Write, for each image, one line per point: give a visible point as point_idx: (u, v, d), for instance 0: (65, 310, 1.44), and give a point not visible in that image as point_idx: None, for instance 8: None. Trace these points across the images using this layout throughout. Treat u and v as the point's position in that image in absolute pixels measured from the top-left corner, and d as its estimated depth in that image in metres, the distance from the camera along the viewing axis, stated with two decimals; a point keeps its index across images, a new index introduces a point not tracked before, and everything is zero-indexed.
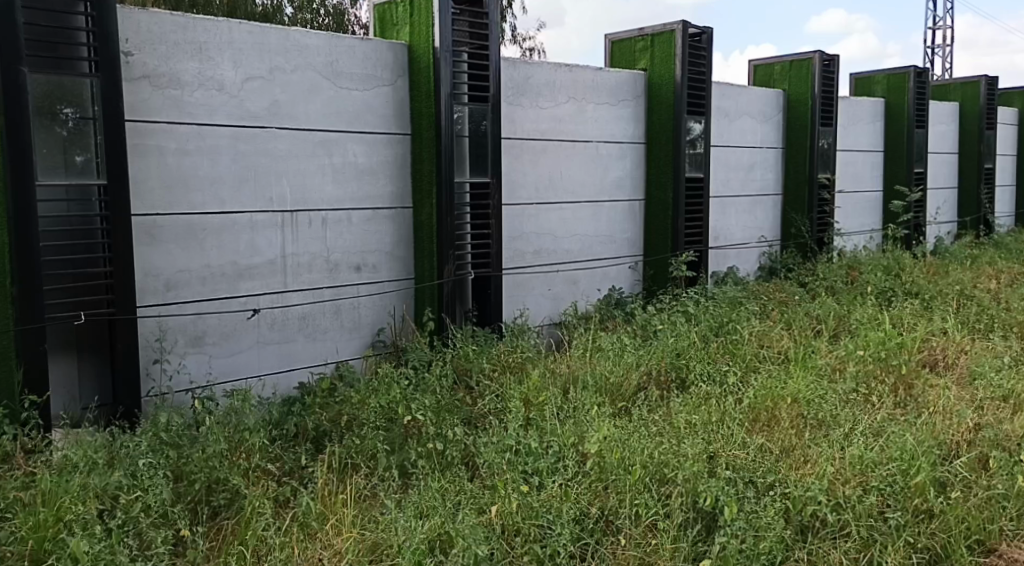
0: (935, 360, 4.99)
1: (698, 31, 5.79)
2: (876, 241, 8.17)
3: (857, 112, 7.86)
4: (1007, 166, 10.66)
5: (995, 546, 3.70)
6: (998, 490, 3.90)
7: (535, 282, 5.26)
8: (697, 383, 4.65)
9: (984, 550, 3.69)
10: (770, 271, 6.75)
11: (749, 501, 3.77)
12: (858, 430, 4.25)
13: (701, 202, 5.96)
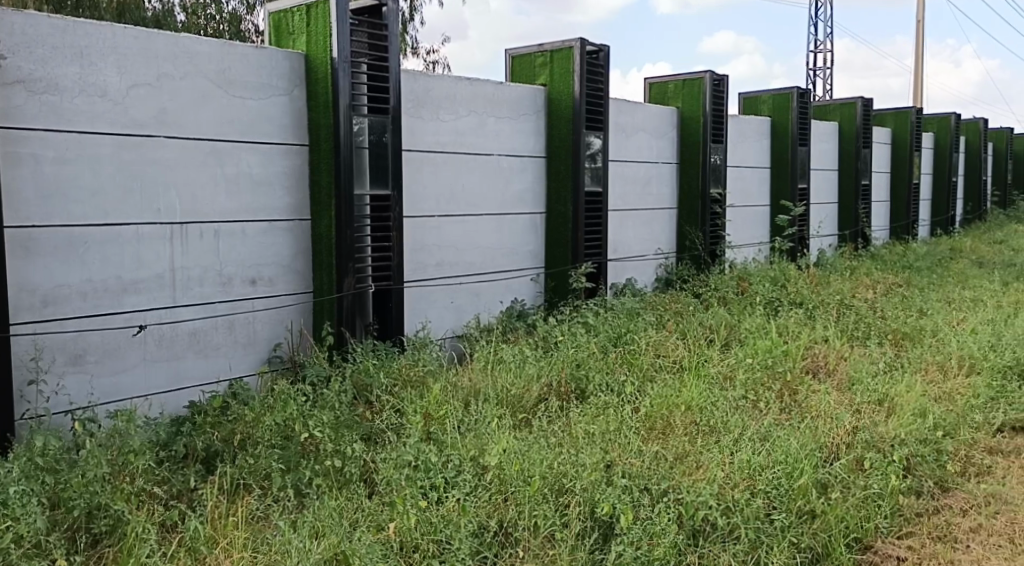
0: (817, 366, 5.54)
1: (595, 48, 6.29)
2: (763, 254, 8.87)
3: (745, 130, 8.53)
4: (882, 183, 11.80)
5: (870, 543, 3.87)
6: (874, 489, 4.06)
7: (436, 295, 5.47)
8: (595, 394, 4.84)
9: (861, 547, 3.86)
10: (666, 282, 7.40)
11: (643, 508, 3.71)
12: (745, 436, 4.38)
13: (600, 214, 6.42)
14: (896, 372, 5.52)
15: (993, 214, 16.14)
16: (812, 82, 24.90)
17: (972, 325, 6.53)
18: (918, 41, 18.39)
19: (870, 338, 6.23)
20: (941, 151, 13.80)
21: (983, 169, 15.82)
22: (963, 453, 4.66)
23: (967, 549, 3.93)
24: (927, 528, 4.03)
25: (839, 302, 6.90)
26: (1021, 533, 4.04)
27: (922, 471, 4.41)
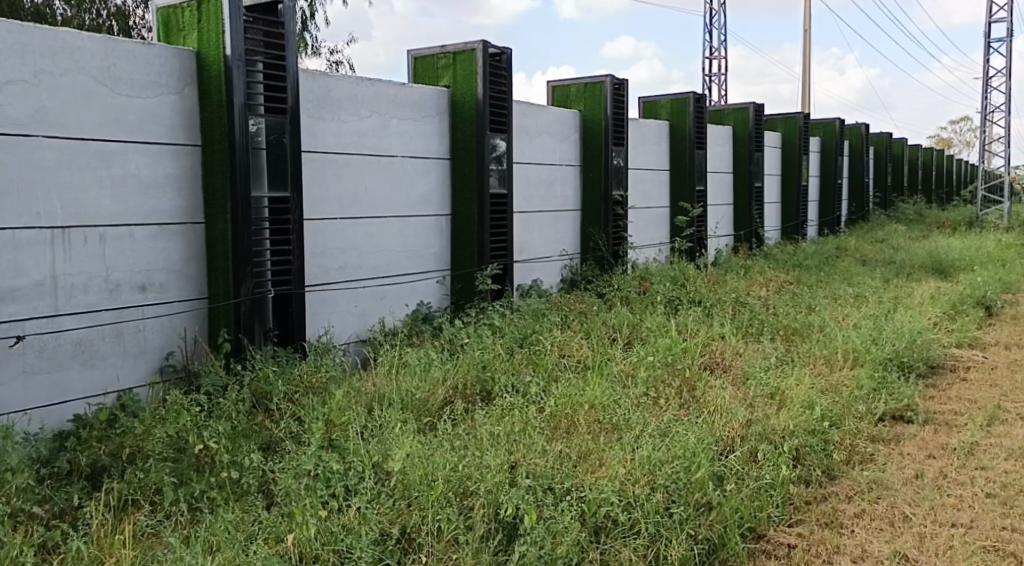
0: (715, 362, 5.67)
1: (498, 50, 6.30)
2: (664, 254, 9.03)
3: (644, 133, 8.67)
4: (773, 185, 12.17)
5: (763, 531, 4.04)
6: (765, 480, 4.25)
7: (338, 299, 5.39)
8: (500, 395, 4.85)
9: (755, 536, 4.02)
10: (571, 283, 7.47)
11: (547, 507, 3.74)
12: (647, 432, 4.45)
13: (505, 216, 6.43)
14: (786, 366, 5.70)
15: (875, 214, 16.86)
16: (709, 87, 25.54)
17: (857, 319, 6.81)
18: (805, 48, 19.13)
19: (763, 334, 6.42)
20: (826, 155, 14.36)
21: (866, 172, 16.52)
22: (849, 442, 4.89)
23: (852, 534, 4.12)
24: (816, 515, 4.22)
25: (735, 300, 7.08)
26: (903, 517, 4.28)
27: (810, 460, 4.61)
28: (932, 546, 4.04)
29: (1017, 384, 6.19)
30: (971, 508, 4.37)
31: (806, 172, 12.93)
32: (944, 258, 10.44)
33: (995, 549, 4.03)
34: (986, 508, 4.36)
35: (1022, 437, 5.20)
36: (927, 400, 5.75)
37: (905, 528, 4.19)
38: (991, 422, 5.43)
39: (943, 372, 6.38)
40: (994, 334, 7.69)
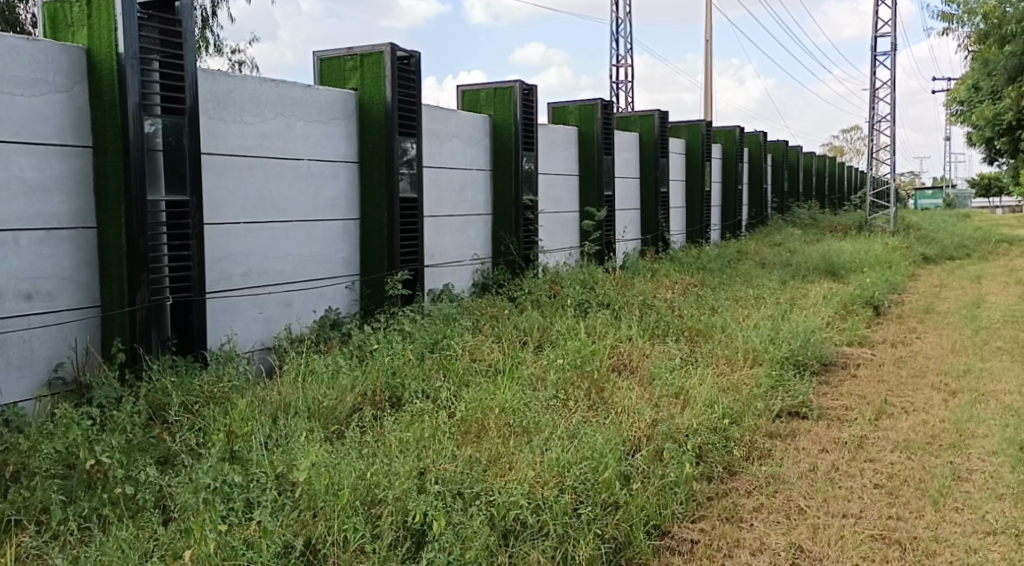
0: (622, 364, 5.72)
1: (406, 54, 6.24)
2: (574, 258, 9.09)
3: (554, 138, 8.72)
4: (679, 190, 12.39)
5: (668, 528, 4.12)
6: (670, 478, 4.32)
7: (242, 307, 5.25)
8: (410, 401, 4.80)
9: (660, 533, 4.09)
10: (483, 287, 7.44)
11: (456, 512, 3.72)
12: (556, 435, 4.45)
13: (415, 220, 6.37)
14: (690, 367, 5.79)
15: (773, 219, 17.34)
16: (616, 93, 25.85)
17: (756, 320, 6.97)
18: (707, 57, 19.59)
19: (669, 335, 6.51)
20: (728, 162, 14.70)
21: (765, 178, 16.97)
22: (749, 439, 5.02)
23: (751, 527, 4.22)
24: (718, 511, 4.33)
25: (642, 302, 7.16)
26: (798, 509, 4.40)
27: (712, 457, 4.72)
28: (826, 536, 4.15)
29: (903, 379, 6.43)
30: (861, 498, 4.50)
31: (710, 178, 13.20)
32: (837, 260, 10.79)
33: (882, 536, 4.15)
34: (875, 498, 4.50)
35: (909, 429, 5.40)
36: (821, 397, 5.93)
37: (800, 519, 4.31)
38: (879, 416, 5.62)
39: (836, 369, 6.60)
40: (882, 333, 7.99)
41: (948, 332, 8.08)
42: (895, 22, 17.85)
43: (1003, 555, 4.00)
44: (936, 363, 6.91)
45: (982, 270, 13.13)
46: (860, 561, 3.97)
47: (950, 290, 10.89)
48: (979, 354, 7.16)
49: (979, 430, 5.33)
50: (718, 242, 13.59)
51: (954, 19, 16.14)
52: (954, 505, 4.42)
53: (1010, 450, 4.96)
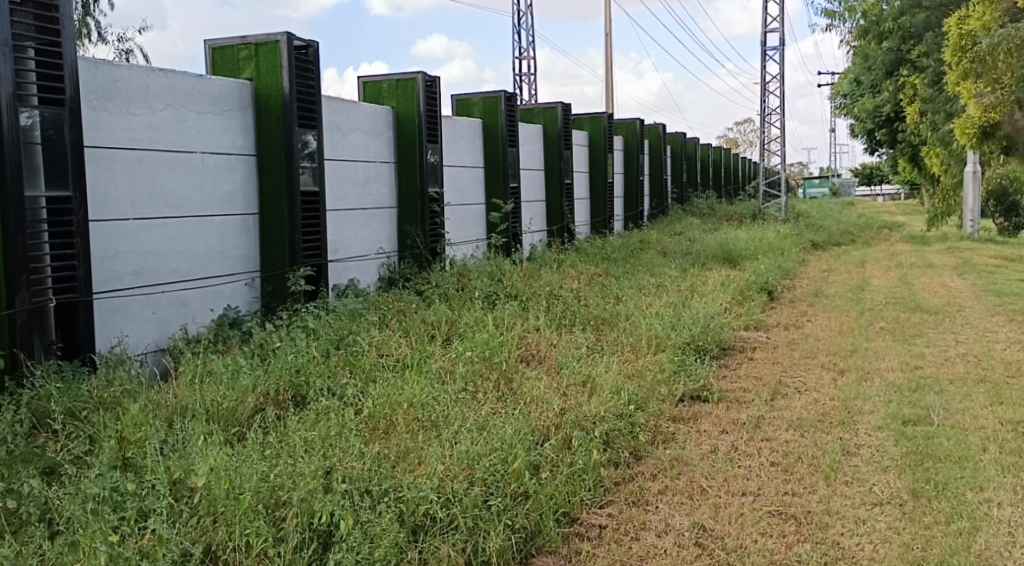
0: (530, 355, 5.70)
1: (303, 43, 6.07)
2: (481, 250, 9.02)
3: (458, 131, 8.64)
4: (583, 181, 12.45)
5: (576, 515, 4.13)
6: (578, 466, 4.33)
7: (133, 307, 5.02)
8: (316, 400, 4.67)
9: (569, 520, 4.10)
10: (389, 281, 7.30)
11: (364, 510, 3.65)
12: (465, 428, 4.40)
13: (317, 216, 6.20)
14: (596, 355, 5.80)
15: (675, 209, 17.62)
16: (519, 87, 25.88)
17: (658, 307, 7.05)
18: (608, 52, 19.83)
19: (575, 324, 6.52)
20: (630, 153, 14.87)
21: (665, 169, 17.23)
22: (653, 424, 5.06)
23: (656, 510, 4.26)
24: (624, 495, 4.36)
25: (548, 293, 7.16)
26: (700, 490, 4.44)
27: (618, 443, 4.74)
28: (727, 514, 4.20)
29: (796, 360, 6.58)
30: (759, 477, 4.57)
31: (612, 170, 13.32)
32: (733, 248, 11.02)
33: (779, 512, 4.22)
34: (770, 475, 4.58)
35: (801, 408, 5.51)
36: (720, 380, 6.02)
37: (703, 499, 4.35)
38: (774, 396, 5.73)
39: (734, 353, 6.71)
40: (776, 316, 8.18)
41: (837, 314, 8.32)
42: (782, 19, 18.40)
43: (889, 524, 4.10)
44: (826, 344, 7.10)
45: (867, 255, 13.60)
46: (759, 537, 4.02)
47: (837, 274, 11.25)
48: (864, 334, 7.39)
49: (866, 406, 5.48)
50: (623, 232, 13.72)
51: (836, 16, 16.73)
52: (844, 479, 4.53)
53: (894, 425, 5.13)
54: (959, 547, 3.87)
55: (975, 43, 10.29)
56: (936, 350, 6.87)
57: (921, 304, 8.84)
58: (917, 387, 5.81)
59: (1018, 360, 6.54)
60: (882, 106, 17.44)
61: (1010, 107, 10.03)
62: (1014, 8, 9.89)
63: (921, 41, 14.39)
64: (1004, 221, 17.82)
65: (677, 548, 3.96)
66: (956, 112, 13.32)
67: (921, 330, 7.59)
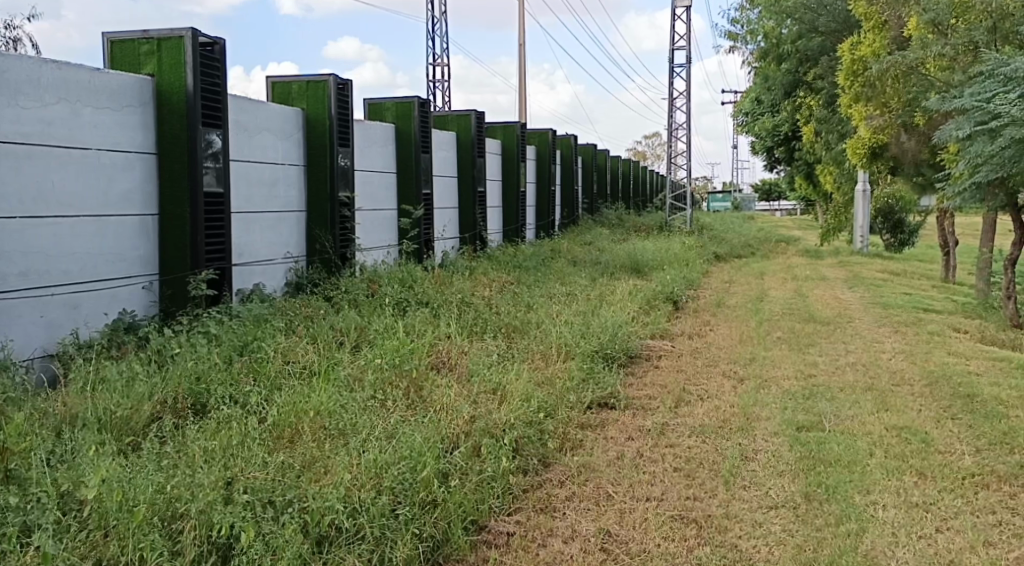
0: (441, 362, 5.62)
1: (210, 40, 5.88)
2: (393, 256, 8.88)
3: (370, 135, 8.50)
4: (495, 189, 12.42)
5: (484, 523, 4.07)
6: (488, 473, 4.28)
7: (20, 309, 4.77)
8: (217, 408, 4.50)
9: (477, 528, 4.04)
10: (296, 286, 7.11)
11: (266, 522, 3.53)
12: (373, 436, 4.30)
13: (221, 218, 6.00)
14: (506, 363, 5.75)
15: (585, 219, 17.76)
16: (433, 94, 25.73)
17: (567, 315, 7.05)
18: (521, 63, 19.92)
19: (486, 332, 6.47)
20: (542, 163, 14.92)
21: (576, 179, 17.36)
22: (561, 430, 5.04)
23: (563, 516, 4.23)
24: (532, 502, 4.32)
25: (460, 300, 7.10)
26: (606, 496, 4.43)
27: (528, 450, 4.70)
28: (632, 519, 4.21)
29: (699, 368, 6.66)
30: (663, 482, 4.59)
31: (524, 178, 13.32)
32: (641, 258, 11.14)
33: (680, 516, 4.24)
34: (673, 480, 4.60)
35: (703, 414, 5.57)
36: (627, 387, 6.04)
37: (608, 505, 4.34)
38: (679, 403, 5.78)
39: (640, 361, 6.76)
40: (680, 325, 8.27)
41: (737, 324, 8.47)
42: (689, 37, 18.78)
43: (784, 526, 4.15)
44: (727, 352, 7.21)
45: (765, 267, 13.94)
46: (661, 541, 4.03)
47: (738, 285, 11.48)
48: (762, 343, 7.53)
49: (764, 413, 5.56)
50: (535, 241, 13.74)
51: (738, 37, 17.15)
52: (742, 483, 4.58)
53: (789, 431, 5.22)
54: (847, 547, 3.95)
55: (865, 69, 10.66)
56: (829, 358, 7.05)
57: (815, 315, 9.09)
58: (810, 395, 5.94)
59: (903, 369, 6.75)
60: (780, 125, 17.94)
61: (896, 129, 10.60)
62: (902, 37, 10.30)
63: (818, 64, 14.88)
64: (890, 237, 18.52)
65: (584, 553, 3.95)
66: (849, 132, 14.03)
67: (814, 339, 7.78)
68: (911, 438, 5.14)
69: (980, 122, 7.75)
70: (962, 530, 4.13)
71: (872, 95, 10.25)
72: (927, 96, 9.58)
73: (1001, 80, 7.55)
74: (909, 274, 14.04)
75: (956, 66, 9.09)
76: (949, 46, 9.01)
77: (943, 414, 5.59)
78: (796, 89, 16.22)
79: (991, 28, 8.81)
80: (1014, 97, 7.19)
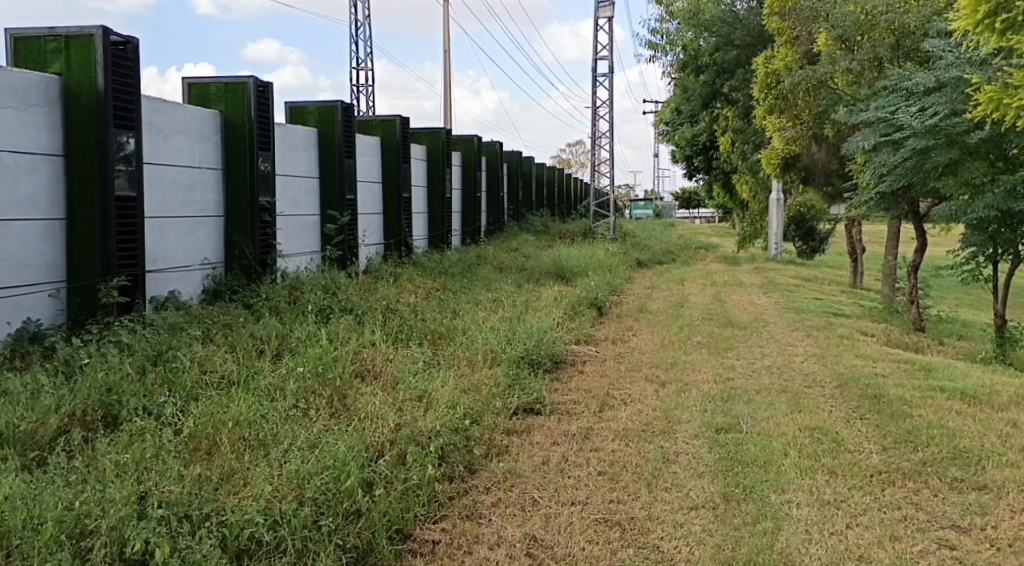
0: (365, 370, 5.51)
1: (121, 39, 5.67)
2: (316, 262, 8.69)
3: (291, 139, 8.33)
4: (420, 195, 12.30)
5: (410, 532, 4.00)
6: (413, 481, 4.20)
7: None
8: (130, 420, 4.33)
9: (402, 537, 3.96)
10: (214, 293, 6.89)
11: (182, 537, 3.41)
12: (295, 446, 4.18)
13: (134, 223, 5.78)
14: (432, 370, 5.67)
15: (510, 225, 17.75)
16: (356, 99, 25.44)
17: (492, 321, 7.00)
18: (445, 68, 19.84)
19: (412, 339, 6.38)
20: (467, 169, 14.86)
21: (502, 185, 17.34)
22: (487, 437, 4.98)
23: (489, 522, 4.17)
24: (458, 509, 4.25)
25: (385, 307, 7.00)
26: (532, 501, 4.39)
27: (454, 457, 4.63)
28: (557, 524, 4.17)
29: (622, 372, 6.68)
30: (588, 486, 4.57)
31: (449, 184, 13.23)
32: (566, 265, 11.17)
33: (604, 519, 4.22)
34: (598, 484, 4.58)
35: (627, 418, 5.57)
36: (552, 392, 6.02)
37: (534, 510, 4.30)
38: (603, 407, 5.77)
39: (565, 366, 6.75)
40: (603, 331, 8.30)
41: (659, 329, 8.53)
42: (611, 47, 18.94)
43: (703, 526, 4.17)
44: (649, 357, 7.25)
45: (685, 273, 14.13)
46: (586, 544, 4.01)
47: (659, 291, 11.58)
48: (683, 348, 7.60)
49: (684, 416, 5.60)
50: (461, 247, 13.66)
51: (658, 47, 17.29)
52: (664, 485, 4.59)
53: (708, 433, 5.26)
54: (764, 545, 3.98)
55: (779, 82, 10.87)
56: (747, 362, 7.14)
57: (732, 319, 9.22)
58: (729, 397, 6.00)
59: (815, 372, 6.88)
60: (699, 135, 18.23)
61: (808, 140, 10.78)
62: (812, 51, 10.51)
63: (734, 76, 15.17)
64: (803, 244, 18.94)
65: (509, 559, 3.90)
66: (764, 142, 14.35)
67: (732, 343, 7.89)
68: (823, 438, 5.22)
69: (884, 134, 8.01)
70: (870, 526, 4.20)
71: (786, 107, 10.50)
72: (836, 109, 9.91)
73: (903, 95, 7.96)
74: (820, 280, 14.39)
75: (863, 81, 9.43)
76: (856, 62, 9.36)
77: (853, 415, 5.70)
78: (713, 99, 16.45)
79: (894, 45, 9.18)
80: (915, 110, 7.59)
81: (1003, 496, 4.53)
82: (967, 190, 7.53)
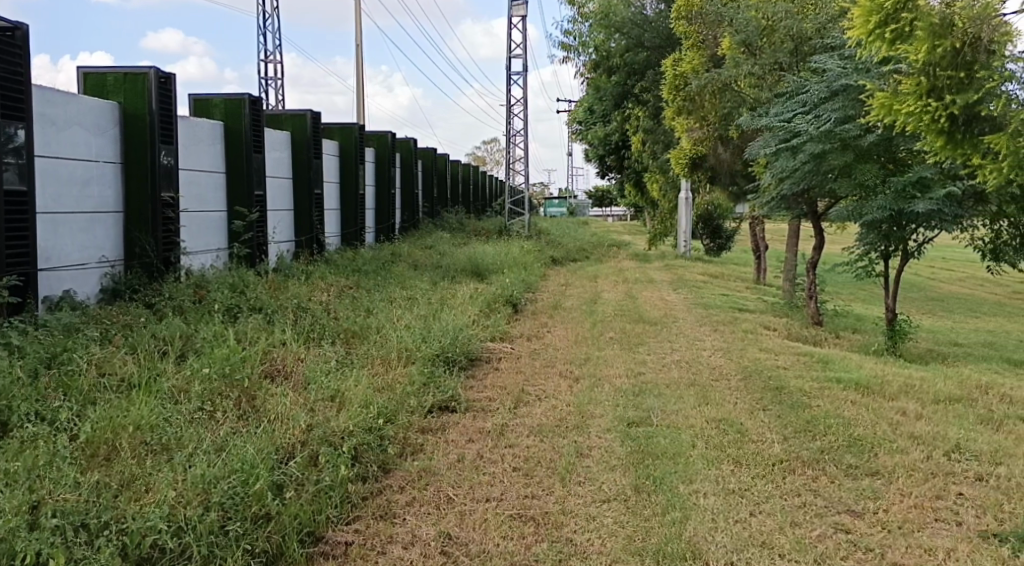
0: (274, 370, 5.37)
1: (10, 26, 5.41)
2: (223, 260, 8.44)
3: (195, 133, 8.08)
4: (332, 192, 12.08)
5: (322, 534, 3.90)
6: (325, 482, 4.10)
7: None
8: (21, 426, 4.12)
9: (313, 540, 3.87)
10: (114, 293, 6.62)
11: (78, 547, 3.27)
12: (200, 450, 4.05)
13: (26, 220, 5.52)
14: (345, 369, 5.57)
15: (425, 222, 17.65)
16: (266, 93, 24.92)
17: (407, 319, 6.92)
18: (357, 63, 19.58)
19: (324, 338, 6.26)
20: (380, 166, 14.70)
21: (416, 182, 17.21)
22: (401, 436, 4.90)
23: (403, 521, 4.10)
24: (371, 510, 4.17)
25: (296, 306, 6.84)
26: (446, 498, 4.34)
27: (367, 457, 4.53)
28: (471, 520, 4.13)
29: (537, 368, 6.68)
30: (502, 482, 4.54)
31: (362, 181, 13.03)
32: (481, 262, 11.14)
33: (519, 515, 4.20)
34: (512, 480, 4.56)
35: (541, 414, 5.56)
36: (467, 390, 5.97)
37: (449, 508, 4.25)
38: (518, 404, 5.76)
39: (480, 363, 6.72)
40: (518, 328, 8.29)
41: (573, 325, 8.57)
42: (524, 46, 18.97)
43: (615, 518, 4.18)
44: (562, 353, 7.26)
45: (597, 270, 14.27)
46: (500, 540, 3.98)
47: (573, 288, 11.66)
48: (596, 343, 7.64)
49: (597, 411, 5.61)
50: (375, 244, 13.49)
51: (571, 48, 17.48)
52: (578, 479, 4.59)
53: (620, 427, 5.28)
54: (672, 535, 4.01)
55: (686, 84, 11.03)
56: (657, 357, 7.22)
57: (644, 315, 9.33)
58: (640, 391, 6.05)
59: (721, 365, 6.99)
60: (610, 134, 18.42)
61: (713, 141, 11.01)
62: (717, 54, 10.65)
63: (644, 77, 15.35)
64: (711, 241, 19.38)
65: (424, 558, 3.84)
66: (674, 142, 14.56)
67: (643, 339, 7.98)
68: (729, 429, 5.31)
69: (783, 140, 8.26)
70: (772, 513, 4.27)
71: (694, 109, 10.77)
72: (740, 112, 10.08)
73: (799, 103, 8.28)
74: (727, 276, 14.70)
75: (764, 85, 9.59)
76: (757, 66, 9.51)
77: (757, 406, 5.82)
78: (624, 99, 16.61)
79: (792, 50, 9.43)
80: (812, 117, 7.88)
81: (893, 481, 4.66)
82: (862, 191, 7.77)
